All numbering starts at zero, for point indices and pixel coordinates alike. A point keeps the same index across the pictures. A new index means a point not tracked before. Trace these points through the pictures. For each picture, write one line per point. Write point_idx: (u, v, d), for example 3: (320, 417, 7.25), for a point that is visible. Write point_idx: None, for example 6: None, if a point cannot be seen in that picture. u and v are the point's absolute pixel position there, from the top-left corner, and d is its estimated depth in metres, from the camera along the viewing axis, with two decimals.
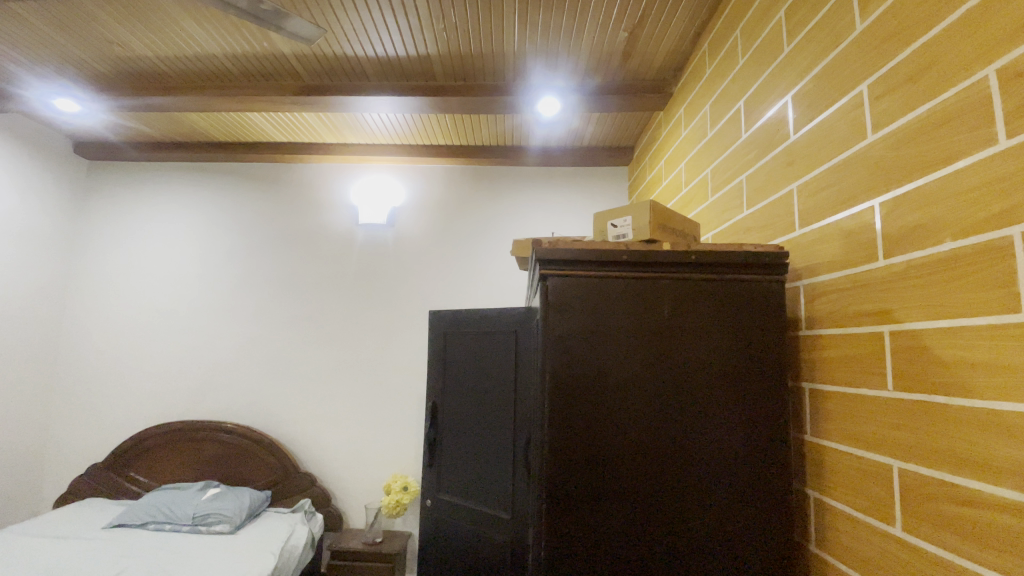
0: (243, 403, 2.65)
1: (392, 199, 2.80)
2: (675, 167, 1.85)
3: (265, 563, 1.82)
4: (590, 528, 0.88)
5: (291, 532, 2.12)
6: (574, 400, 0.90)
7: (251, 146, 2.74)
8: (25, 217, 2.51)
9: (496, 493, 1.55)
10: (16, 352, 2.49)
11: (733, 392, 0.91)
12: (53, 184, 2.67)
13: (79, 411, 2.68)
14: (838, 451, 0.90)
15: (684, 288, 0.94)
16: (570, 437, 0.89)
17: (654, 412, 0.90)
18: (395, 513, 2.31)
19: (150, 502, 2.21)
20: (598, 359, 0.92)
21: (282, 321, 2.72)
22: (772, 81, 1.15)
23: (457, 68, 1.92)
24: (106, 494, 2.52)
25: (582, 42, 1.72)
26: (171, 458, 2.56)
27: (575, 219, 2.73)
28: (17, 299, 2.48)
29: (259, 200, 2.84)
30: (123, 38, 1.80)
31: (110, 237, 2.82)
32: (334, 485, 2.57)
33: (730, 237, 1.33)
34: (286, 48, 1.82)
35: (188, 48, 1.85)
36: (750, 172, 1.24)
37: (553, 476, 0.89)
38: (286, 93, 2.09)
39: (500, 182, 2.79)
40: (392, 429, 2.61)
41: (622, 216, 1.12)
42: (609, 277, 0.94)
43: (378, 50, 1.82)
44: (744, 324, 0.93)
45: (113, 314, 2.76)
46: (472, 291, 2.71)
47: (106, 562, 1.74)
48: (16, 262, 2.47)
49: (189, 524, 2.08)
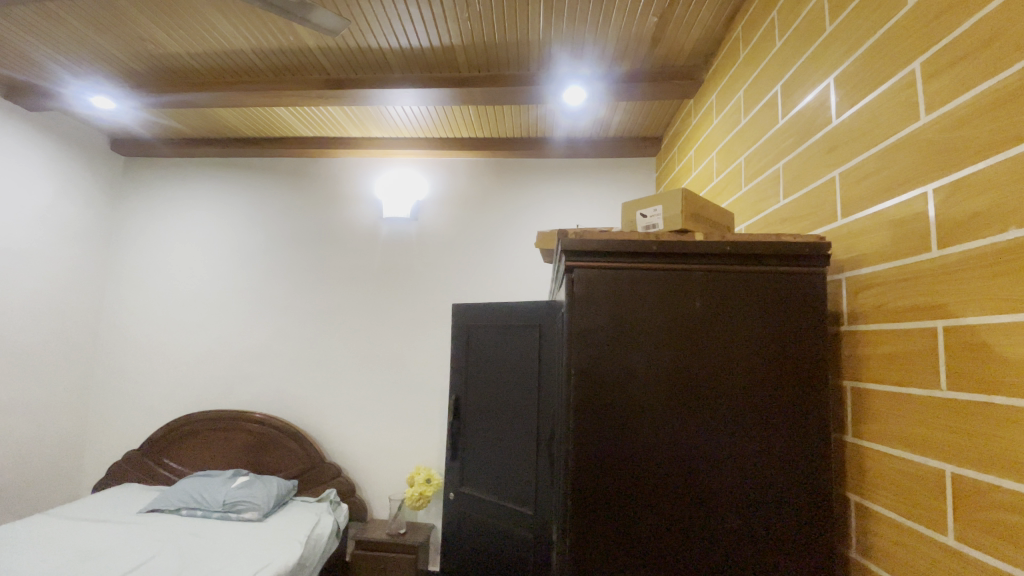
0: (271, 394, 2.71)
1: (415, 193, 2.80)
2: (707, 157, 1.79)
3: (292, 551, 1.85)
4: (616, 527, 0.85)
5: (316, 521, 2.15)
6: (600, 397, 0.88)
7: (279, 141, 2.77)
8: (64, 212, 2.61)
9: (520, 488, 1.54)
10: (57, 341, 2.59)
11: (767, 390, 0.87)
12: (90, 180, 2.76)
13: (116, 398, 2.78)
14: (883, 454, 0.85)
15: (717, 280, 0.90)
16: (596, 435, 0.87)
17: (683, 409, 0.87)
18: (418, 505, 2.33)
19: (183, 488, 2.28)
20: (626, 355, 0.89)
21: (309, 313, 2.76)
22: (812, 63, 1.09)
23: (481, 58, 1.90)
24: (140, 479, 2.61)
25: (609, 29, 1.67)
26: (202, 446, 2.62)
27: (600, 211, 2.68)
28: (57, 291, 2.58)
29: (286, 194, 2.88)
30: (153, 34, 1.83)
31: (144, 231, 2.91)
32: (359, 476, 2.60)
33: (765, 228, 1.28)
34: (312, 41, 1.82)
35: (216, 43, 1.87)
36: (787, 160, 1.18)
37: (580, 473, 0.86)
38: (311, 87, 2.10)
39: (524, 174, 2.76)
40: (416, 421, 2.62)
41: (652, 206, 1.09)
42: (638, 269, 0.91)
43: (401, 41, 1.81)
44: (781, 319, 0.89)
45: (147, 306, 2.84)
46: (495, 285, 2.69)
47: (140, 546, 1.79)
48: (56, 255, 2.57)
49: (220, 511, 2.13)
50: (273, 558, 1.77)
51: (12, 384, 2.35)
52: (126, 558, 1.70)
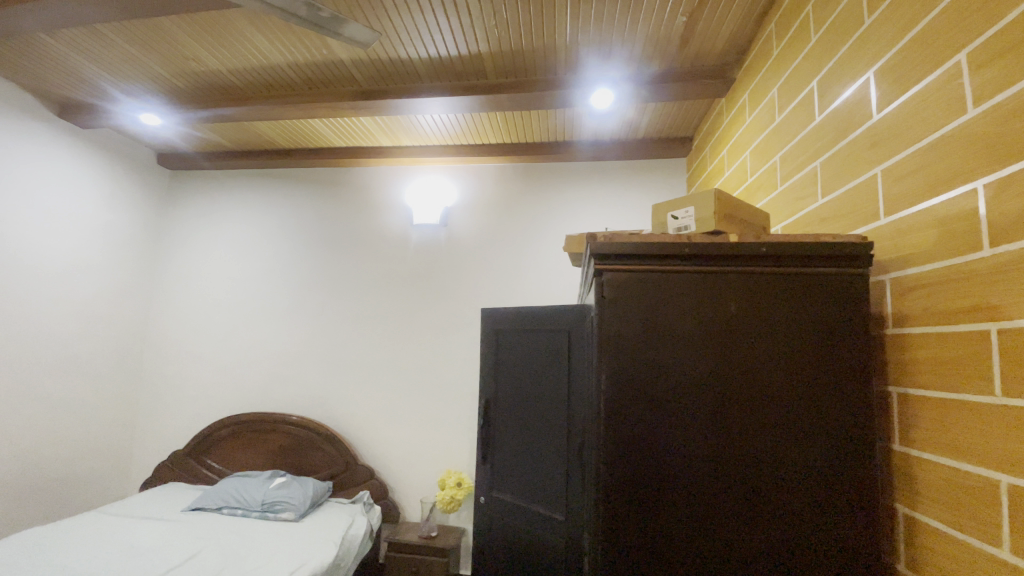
0: (307, 396, 2.78)
1: (445, 199, 2.84)
2: (740, 156, 1.75)
3: (327, 551, 1.89)
4: (647, 533, 0.84)
5: (350, 522, 2.20)
6: (630, 400, 0.87)
7: (313, 151, 2.86)
8: (115, 224, 2.76)
9: (550, 493, 1.53)
10: (109, 345, 2.73)
11: (806, 394, 0.84)
12: (139, 193, 2.91)
13: (163, 400, 2.91)
14: (933, 464, 0.81)
15: (752, 282, 0.88)
16: (627, 438, 0.86)
17: (717, 414, 0.85)
18: (450, 508, 2.34)
19: (224, 488, 2.36)
20: (657, 358, 0.87)
21: (342, 318, 2.83)
22: (851, 57, 1.06)
23: (508, 64, 1.91)
24: (185, 478, 2.72)
25: (636, 30, 1.66)
26: (242, 447, 2.72)
27: (630, 214, 2.65)
28: (109, 298, 2.73)
29: (320, 202, 2.97)
30: (196, 52, 1.92)
31: (188, 241, 3.04)
32: (391, 478, 2.64)
33: (803, 228, 1.24)
34: (344, 54, 1.88)
35: (254, 59, 1.95)
36: (825, 158, 1.15)
37: (610, 477, 0.85)
38: (343, 99, 2.16)
39: (552, 178, 2.76)
40: (447, 425, 2.64)
41: (684, 208, 1.08)
42: (669, 271, 0.90)
43: (429, 51, 1.84)
44: (820, 322, 0.86)
45: (191, 311, 2.97)
46: (524, 289, 2.70)
47: (185, 543, 1.87)
48: (108, 264, 2.72)
49: (259, 510, 2.20)
50: (309, 558, 1.81)
51: (69, 386, 2.49)
52: (171, 554, 1.77)
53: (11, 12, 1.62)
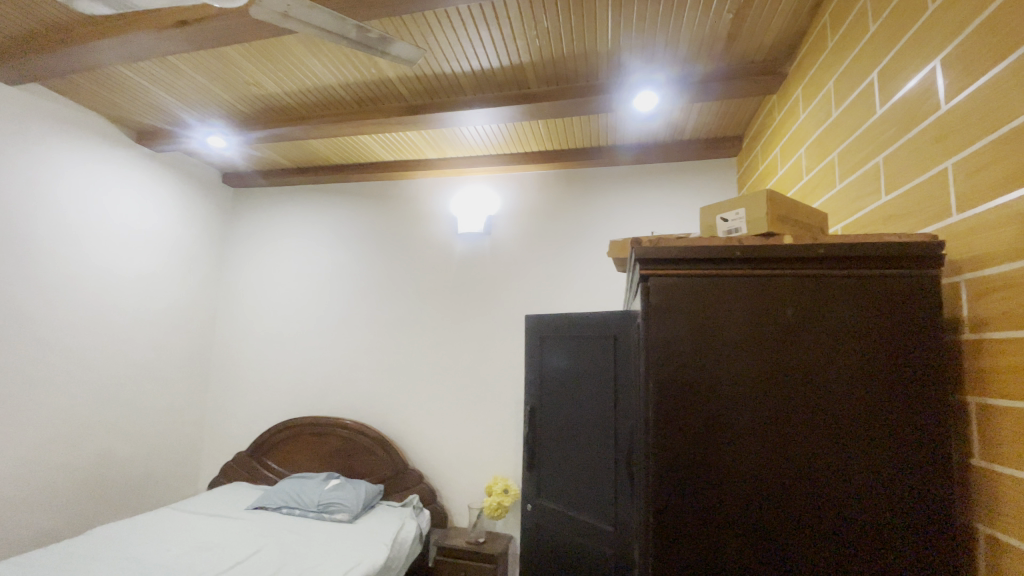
0: (358, 402, 2.88)
1: (488, 207, 2.88)
2: (794, 154, 1.68)
3: (378, 552, 1.94)
4: (700, 542, 0.81)
5: (401, 524, 2.25)
6: (680, 406, 0.85)
7: (363, 166, 2.98)
8: (186, 239, 2.98)
9: (597, 501, 1.51)
10: (181, 352, 2.94)
11: (871, 403, 0.79)
12: (207, 210, 3.13)
13: (228, 403, 3.10)
14: (1016, 480, 0.75)
15: (808, 285, 0.84)
16: (677, 445, 0.84)
17: (773, 422, 0.82)
18: (497, 515, 2.35)
19: (283, 488, 2.48)
20: (708, 364, 0.85)
21: (391, 325, 2.92)
22: (913, 46, 1.00)
23: (550, 72, 1.92)
24: (247, 478, 2.87)
25: (680, 31, 1.63)
26: (299, 449, 2.84)
27: (676, 217, 2.59)
28: (181, 308, 2.94)
29: (369, 214, 3.09)
30: (256, 77, 2.06)
31: (249, 253, 3.24)
32: (440, 482, 2.68)
33: (864, 227, 1.18)
34: (391, 72, 1.95)
35: (308, 81, 2.06)
36: (888, 153, 1.08)
37: (659, 483, 0.83)
38: (391, 115, 2.25)
39: (595, 183, 2.74)
40: (494, 431, 2.66)
41: (734, 209, 1.05)
42: (718, 276, 0.87)
43: (472, 64, 1.88)
44: (885, 327, 0.81)
45: (252, 320, 3.15)
46: (568, 295, 2.69)
47: (248, 540, 1.98)
48: (180, 276, 2.93)
49: (315, 511, 2.30)
50: (362, 558, 1.87)
51: (145, 390, 2.69)
52: (236, 550, 1.88)
53: (98, 50, 1.79)
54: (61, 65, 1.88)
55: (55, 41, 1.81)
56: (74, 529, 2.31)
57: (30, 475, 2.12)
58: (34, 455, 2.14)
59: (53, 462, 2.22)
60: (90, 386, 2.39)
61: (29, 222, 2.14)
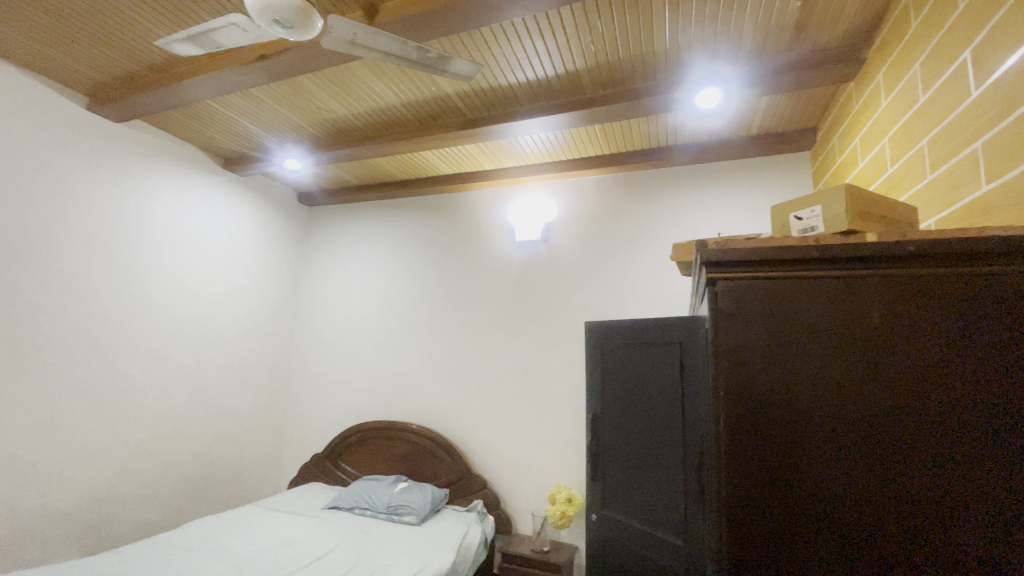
0: (424, 408, 2.97)
1: (546, 214, 2.89)
2: (877, 144, 1.55)
3: (445, 555, 1.98)
4: (779, 561, 0.76)
5: (466, 530, 2.28)
6: (753, 416, 0.80)
7: (425, 180, 3.10)
8: (267, 255, 3.22)
9: (665, 513, 1.46)
10: (264, 359, 3.18)
11: (977, 415, 0.71)
12: (285, 227, 3.37)
13: (305, 408, 3.29)
14: None
15: (896, 286, 0.77)
16: (751, 458, 0.79)
17: (860, 433, 0.75)
18: (561, 524, 2.32)
19: (355, 489, 2.59)
20: (783, 371, 0.80)
21: (453, 334, 2.99)
22: (1011, 19, 0.90)
23: (606, 77, 1.91)
24: (322, 479, 3.03)
25: (743, 24, 1.57)
26: (369, 453, 2.96)
27: (743, 216, 2.48)
28: (263, 318, 3.18)
29: (431, 225, 3.19)
30: (326, 102, 2.20)
31: (322, 266, 3.45)
32: (503, 489, 2.70)
33: (961, 221, 1.07)
34: (449, 88, 2.02)
35: (373, 102, 2.18)
36: (987, 137, 0.98)
37: (733, 497, 0.79)
38: (450, 129, 2.32)
39: (655, 186, 2.68)
40: (556, 439, 2.64)
41: (809, 207, 1.00)
42: (793, 278, 0.82)
43: (528, 74, 1.91)
44: (990, 329, 0.73)
45: (326, 329, 3.34)
46: (630, 301, 2.63)
47: (325, 538, 2.09)
48: (262, 289, 3.17)
49: (386, 512, 2.39)
50: (430, 561, 1.91)
51: (233, 395, 2.93)
52: (314, 547, 1.99)
53: (191, 88, 1.99)
54: (161, 103, 2.11)
55: (156, 82, 2.04)
56: (173, 520, 2.54)
57: (135, 471, 2.37)
58: (139, 453, 2.39)
59: (155, 459, 2.46)
60: (185, 391, 2.64)
61: (133, 244, 2.40)
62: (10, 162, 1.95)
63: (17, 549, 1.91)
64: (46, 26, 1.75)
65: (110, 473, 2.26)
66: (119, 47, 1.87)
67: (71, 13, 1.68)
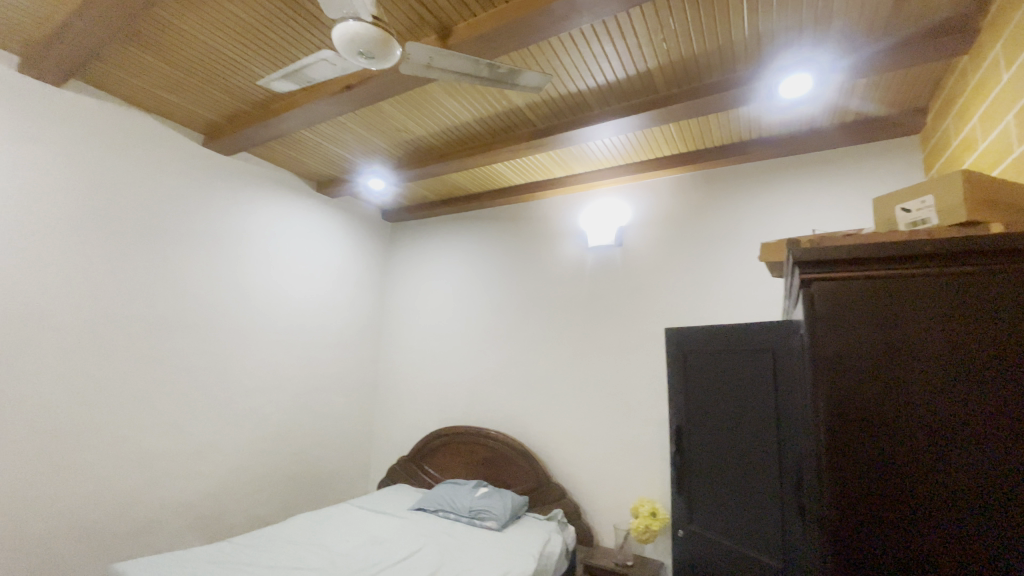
0: (502, 415, 3.02)
1: (620, 219, 2.84)
2: (999, 123, 1.36)
3: (527, 562, 1.99)
4: (882, 560, 0.78)
5: (547, 538, 2.27)
6: (853, 414, 0.83)
7: (499, 191, 3.17)
8: (356, 269, 3.46)
9: (762, 529, 1.38)
10: (354, 367, 3.39)
11: None
12: (370, 243, 3.60)
13: (391, 413, 3.47)
14: None
15: (1007, 283, 0.77)
16: (851, 457, 0.82)
17: (972, 436, 0.75)
18: (645, 538, 2.24)
19: (439, 493, 2.68)
20: (883, 371, 0.82)
21: (529, 341, 3.01)
22: None
23: (680, 74, 1.85)
24: (406, 480, 3.15)
25: (832, 4, 1.45)
26: (451, 457, 3.05)
27: (842, 211, 2.27)
28: (353, 328, 3.40)
29: (506, 235, 3.25)
30: (405, 124, 2.33)
31: (405, 279, 3.63)
32: (584, 498, 2.66)
33: None
34: (520, 100, 2.06)
35: (448, 120, 2.27)
36: None
37: (833, 495, 0.82)
38: (521, 140, 2.36)
39: (738, 183, 2.54)
40: (637, 449, 2.56)
41: (921, 197, 0.92)
42: (884, 275, 0.85)
43: (598, 79, 1.90)
44: None
45: (408, 338, 3.51)
46: (713, 306, 2.50)
47: (411, 539, 2.18)
48: (351, 301, 3.40)
49: (467, 516, 2.45)
50: (511, 567, 1.93)
51: (327, 399, 3.16)
52: (401, 547, 2.09)
53: (287, 121, 2.20)
54: (263, 136, 2.36)
55: (259, 118, 2.28)
56: (277, 514, 2.78)
57: (246, 467, 2.63)
58: (249, 451, 2.65)
59: (262, 457, 2.72)
60: (286, 396, 2.88)
61: (240, 262, 2.68)
62: (144, 196, 2.27)
63: (151, 531, 2.20)
64: (172, 77, 2.03)
65: (225, 468, 2.53)
66: (229, 90, 2.12)
67: (192, 65, 1.94)
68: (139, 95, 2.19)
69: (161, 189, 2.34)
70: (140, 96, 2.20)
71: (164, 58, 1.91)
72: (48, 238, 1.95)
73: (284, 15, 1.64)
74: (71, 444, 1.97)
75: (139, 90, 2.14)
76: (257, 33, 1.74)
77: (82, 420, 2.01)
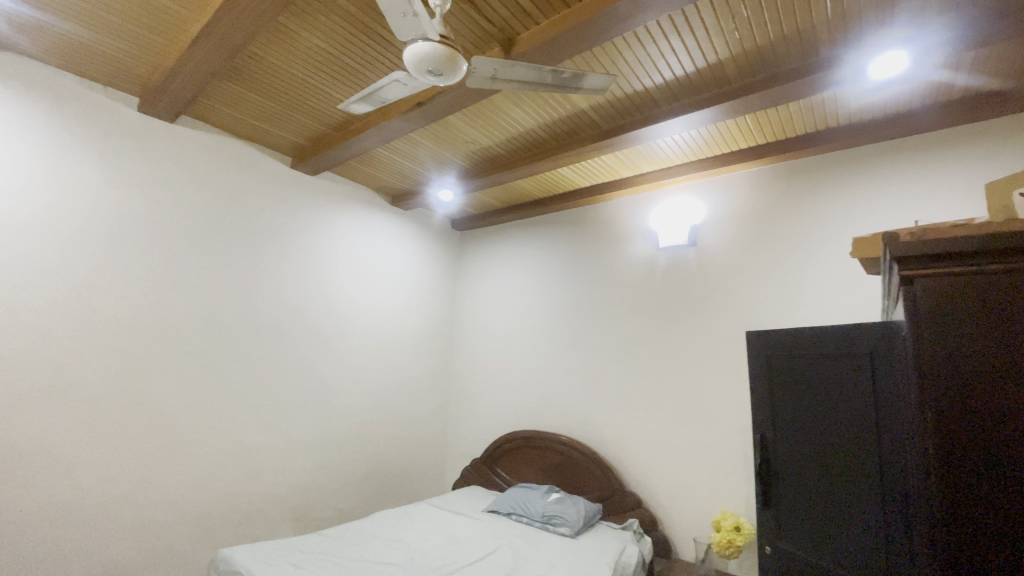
0: (574, 420, 2.99)
1: (693, 217, 2.74)
2: None
3: (601, 570, 1.96)
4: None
5: (622, 548, 2.21)
6: (967, 418, 0.77)
7: (565, 195, 3.16)
8: (428, 277, 3.59)
9: (862, 550, 1.27)
10: (428, 371, 3.52)
11: None
12: (441, 251, 3.73)
13: (464, 416, 3.55)
14: None
15: None
16: (967, 465, 0.76)
17: None
18: (728, 554, 2.13)
19: (512, 496, 2.71)
20: (1002, 372, 0.76)
21: (599, 346, 2.97)
22: None
23: (754, 63, 1.76)
24: (480, 482, 3.21)
25: None
26: (522, 462, 3.07)
27: (950, 199, 2.04)
28: (426, 334, 3.53)
29: (573, 238, 3.23)
30: (472, 135, 2.40)
31: (474, 285, 3.72)
32: (662, 508, 2.58)
33: None
34: (585, 103, 2.06)
35: (513, 128, 2.31)
36: None
37: (948, 507, 0.76)
38: (586, 143, 2.34)
39: (825, 174, 2.36)
40: (717, 458, 2.44)
41: None
42: (964, 271, 0.81)
43: (665, 75, 1.85)
44: None
45: (479, 343, 3.58)
46: (799, 307, 2.33)
47: (485, 541, 2.21)
48: (424, 308, 3.53)
49: (540, 521, 2.45)
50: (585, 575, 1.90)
51: (405, 402, 3.31)
52: (476, 548, 2.13)
53: (363, 139, 2.34)
54: (343, 155, 2.53)
55: (339, 139, 2.45)
56: (361, 510, 2.95)
57: (333, 464, 2.82)
58: (334, 450, 2.83)
59: (347, 456, 2.90)
60: (367, 398, 3.05)
61: (324, 273, 2.88)
62: (242, 217, 2.52)
63: (252, 520, 2.42)
64: (265, 107, 2.24)
65: (314, 465, 2.72)
66: (313, 114, 2.30)
67: (281, 94, 2.12)
68: (237, 125, 2.43)
69: (256, 210, 2.59)
70: (238, 127, 2.45)
71: (258, 91, 2.11)
72: (166, 258, 2.22)
73: (359, 41, 1.76)
74: (186, 440, 2.22)
75: (237, 121, 2.38)
76: (337, 61, 1.87)
77: (194, 418, 2.26)
